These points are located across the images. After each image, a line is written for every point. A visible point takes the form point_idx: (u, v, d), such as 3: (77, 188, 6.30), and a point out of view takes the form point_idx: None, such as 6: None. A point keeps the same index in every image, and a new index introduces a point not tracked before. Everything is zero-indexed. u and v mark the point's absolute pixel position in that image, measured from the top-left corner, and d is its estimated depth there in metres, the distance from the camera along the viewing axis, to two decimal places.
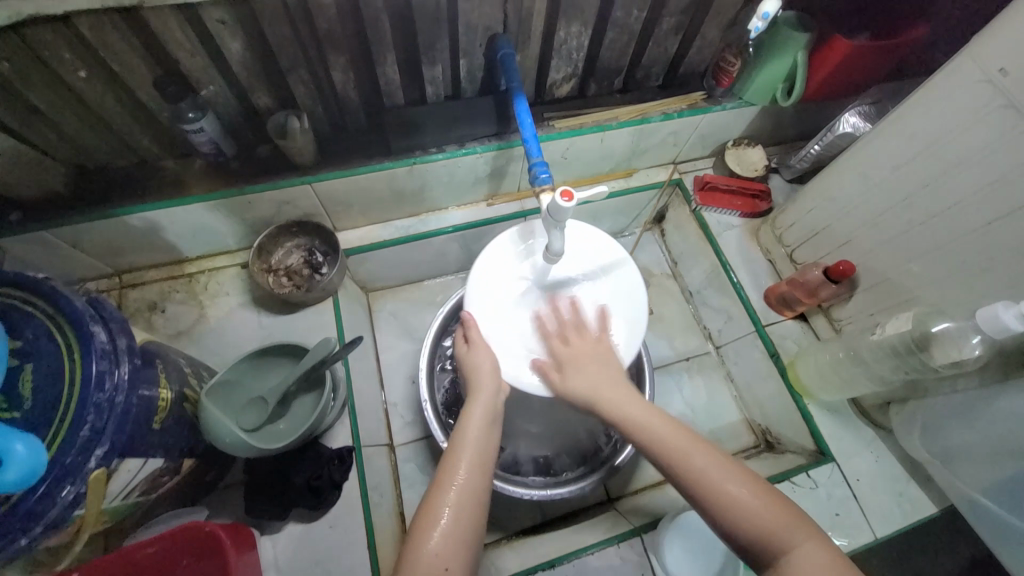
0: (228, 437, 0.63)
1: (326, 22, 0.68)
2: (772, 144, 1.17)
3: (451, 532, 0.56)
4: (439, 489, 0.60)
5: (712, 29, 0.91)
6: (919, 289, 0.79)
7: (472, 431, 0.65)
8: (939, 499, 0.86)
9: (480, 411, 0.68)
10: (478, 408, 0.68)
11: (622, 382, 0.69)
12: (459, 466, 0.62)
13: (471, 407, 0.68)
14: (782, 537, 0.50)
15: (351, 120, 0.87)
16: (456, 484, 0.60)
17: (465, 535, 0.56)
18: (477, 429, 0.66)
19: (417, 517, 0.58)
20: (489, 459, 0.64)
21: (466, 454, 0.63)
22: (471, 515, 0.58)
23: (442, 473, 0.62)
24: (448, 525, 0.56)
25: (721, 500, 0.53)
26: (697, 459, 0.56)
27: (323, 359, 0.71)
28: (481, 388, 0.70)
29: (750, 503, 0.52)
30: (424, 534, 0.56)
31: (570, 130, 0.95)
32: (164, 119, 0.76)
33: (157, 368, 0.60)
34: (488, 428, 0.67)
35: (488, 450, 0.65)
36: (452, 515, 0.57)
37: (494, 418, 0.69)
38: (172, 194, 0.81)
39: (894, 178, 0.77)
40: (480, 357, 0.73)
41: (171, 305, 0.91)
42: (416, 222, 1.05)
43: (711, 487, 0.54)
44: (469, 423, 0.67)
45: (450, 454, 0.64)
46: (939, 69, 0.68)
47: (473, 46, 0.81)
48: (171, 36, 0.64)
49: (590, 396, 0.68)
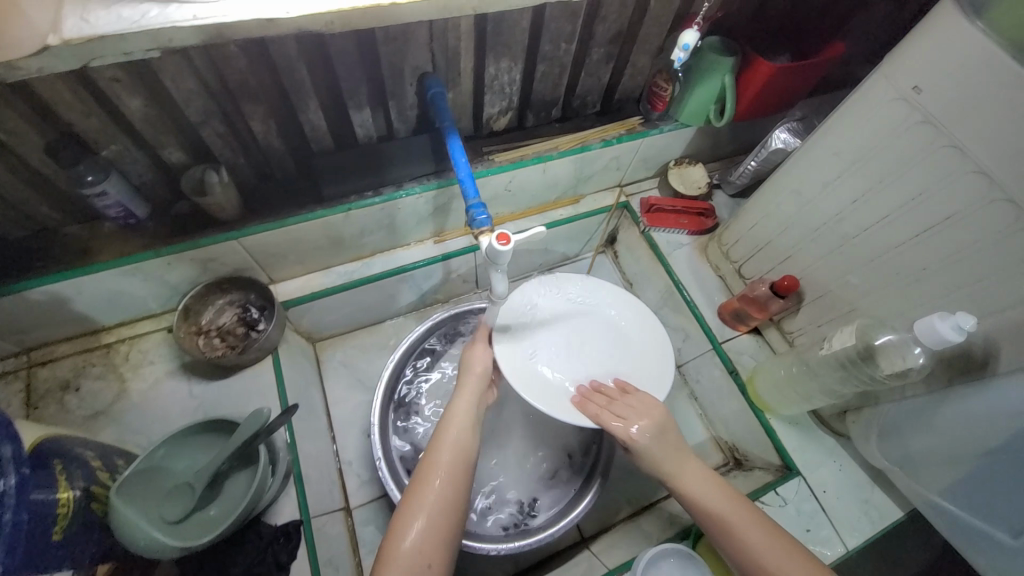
0: (144, 539, 0.57)
1: (237, 73, 0.65)
2: (711, 160, 1.19)
3: (427, 530, 0.61)
4: (420, 488, 0.64)
5: (641, 57, 0.93)
6: (859, 300, 0.81)
7: (452, 427, 0.71)
8: (902, 501, 0.87)
9: (463, 412, 0.73)
10: (461, 407, 0.73)
11: (683, 447, 0.73)
12: (436, 466, 0.66)
13: (458, 407, 0.73)
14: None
15: (279, 168, 0.82)
16: (434, 483, 0.64)
17: (438, 528, 0.61)
18: (458, 423, 0.71)
19: (395, 519, 0.62)
20: (466, 461, 0.68)
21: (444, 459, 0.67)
22: (444, 513, 0.63)
23: (421, 471, 0.66)
24: (423, 526, 0.61)
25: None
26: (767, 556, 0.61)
27: (259, 431, 0.67)
28: (466, 387, 0.76)
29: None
30: (400, 534, 0.60)
31: (511, 164, 0.94)
32: (62, 182, 0.69)
33: (55, 469, 0.55)
34: (470, 426, 0.72)
35: (469, 445, 0.70)
36: (428, 513, 0.62)
37: (473, 415, 0.73)
38: (78, 262, 0.74)
39: (824, 195, 0.79)
40: (476, 360, 0.80)
41: (87, 382, 0.82)
42: (360, 266, 1.00)
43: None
44: (450, 423, 0.71)
45: (430, 454, 0.68)
46: (854, 89, 0.70)
47: (402, 86, 0.79)
48: (59, 98, 0.59)
49: (660, 461, 0.71)
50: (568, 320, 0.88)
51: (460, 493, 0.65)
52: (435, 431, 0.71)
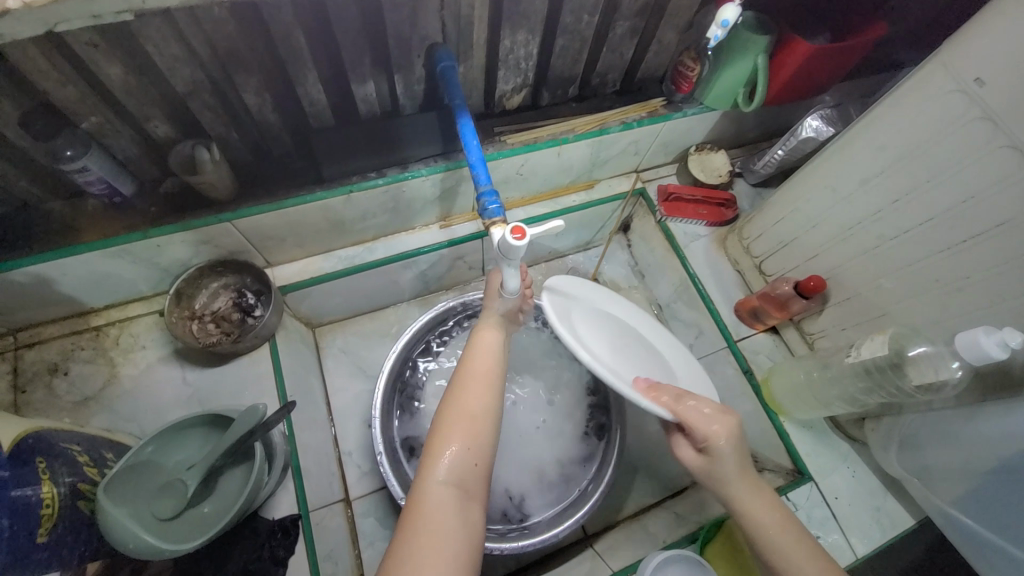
0: (133, 542, 0.54)
1: (227, 40, 0.59)
2: (734, 146, 1.13)
3: (464, 452, 0.57)
4: (457, 400, 0.62)
5: (668, 32, 0.86)
6: (890, 305, 0.76)
7: (480, 347, 0.68)
8: (915, 510, 0.84)
9: (489, 338, 0.70)
10: (485, 336, 0.70)
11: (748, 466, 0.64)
12: (469, 377, 0.64)
13: (481, 334, 0.71)
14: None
15: (275, 145, 0.77)
16: (471, 391, 0.62)
17: (480, 433, 0.59)
18: (485, 350, 0.68)
19: (434, 429, 0.60)
20: (497, 374, 0.66)
21: (477, 371, 0.65)
22: (480, 433, 0.59)
23: (454, 384, 0.64)
24: (460, 448, 0.57)
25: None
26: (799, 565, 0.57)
27: (253, 429, 0.63)
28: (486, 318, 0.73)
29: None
30: (435, 457, 0.57)
31: (524, 146, 0.88)
32: (40, 156, 0.64)
33: (38, 467, 0.53)
34: (496, 352, 0.69)
35: (498, 370, 0.67)
36: (467, 422, 0.60)
37: (501, 337, 0.72)
38: (59, 243, 0.69)
39: (862, 191, 0.74)
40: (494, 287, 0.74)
41: (76, 366, 0.79)
42: (362, 251, 0.96)
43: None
44: (479, 344, 0.69)
45: (460, 377, 0.65)
46: (907, 77, 0.64)
47: (409, 58, 0.72)
48: (29, 64, 0.53)
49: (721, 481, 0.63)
50: (604, 326, 0.83)
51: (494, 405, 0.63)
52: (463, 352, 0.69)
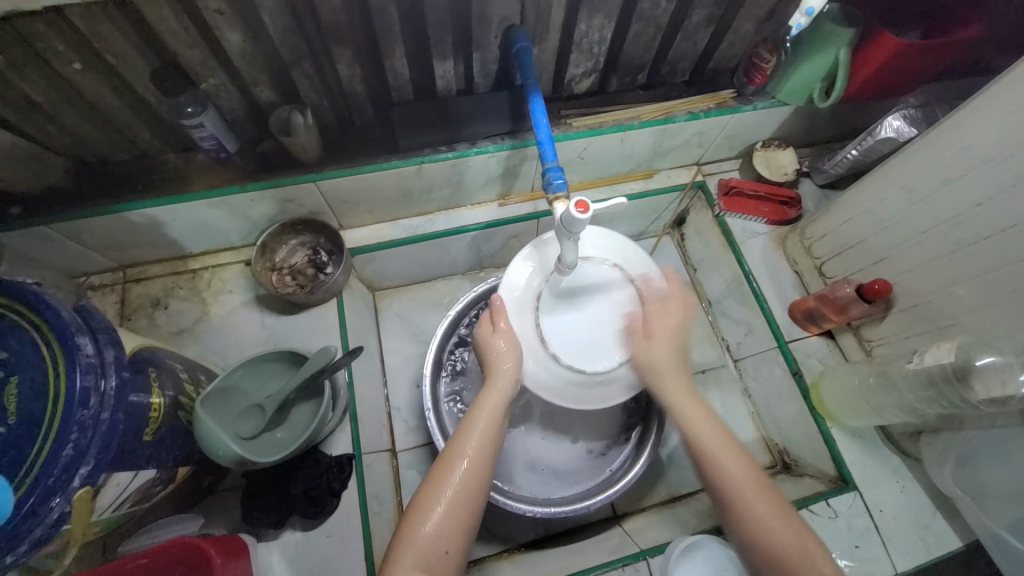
0: (221, 449, 0.63)
1: (329, 13, 0.65)
2: (803, 145, 1.09)
3: (445, 523, 0.58)
4: (447, 470, 0.60)
5: (746, 23, 0.85)
6: (962, 315, 0.73)
7: (484, 414, 0.65)
8: (966, 533, 0.80)
9: (494, 400, 0.67)
10: (494, 394, 0.67)
11: (686, 358, 0.72)
12: (465, 449, 0.62)
13: (487, 392, 0.67)
14: (795, 559, 0.57)
15: (358, 115, 0.83)
16: (461, 467, 0.61)
17: (462, 516, 0.58)
18: (489, 413, 0.65)
19: (422, 489, 0.60)
20: (491, 456, 0.63)
21: (474, 443, 0.62)
22: (463, 511, 0.59)
23: (447, 453, 0.62)
24: (442, 516, 0.58)
25: (752, 521, 0.60)
26: (731, 469, 0.62)
27: (323, 368, 0.70)
28: (500, 373, 0.69)
29: (771, 519, 0.60)
30: (419, 521, 0.57)
31: (589, 130, 0.90)
32: (164, 111, 0.73)
33: (150, 376, 0.60)
34: (498, 418, 0.66)
35: (497, 438, 0.65)
36: (452, 501, 0.59)
37: (508, 397, 0.68)
38: (172, 190, 0.78)
39: (942, 193, 0.71)
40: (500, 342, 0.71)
41: (174, 302, 0.89)
42: (424, 222, 1.01)
43: (748, 510, 0.60)
44: (481, 408, 0.66)
45: (457, 437, 0.64)
46: (1002, 74, 0.61)
47: (487, 38, 0.76)
48: (166, 26, 0.61)
49: (664, 372, 0.70)
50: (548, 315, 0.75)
51: (482, 485, 0.61)
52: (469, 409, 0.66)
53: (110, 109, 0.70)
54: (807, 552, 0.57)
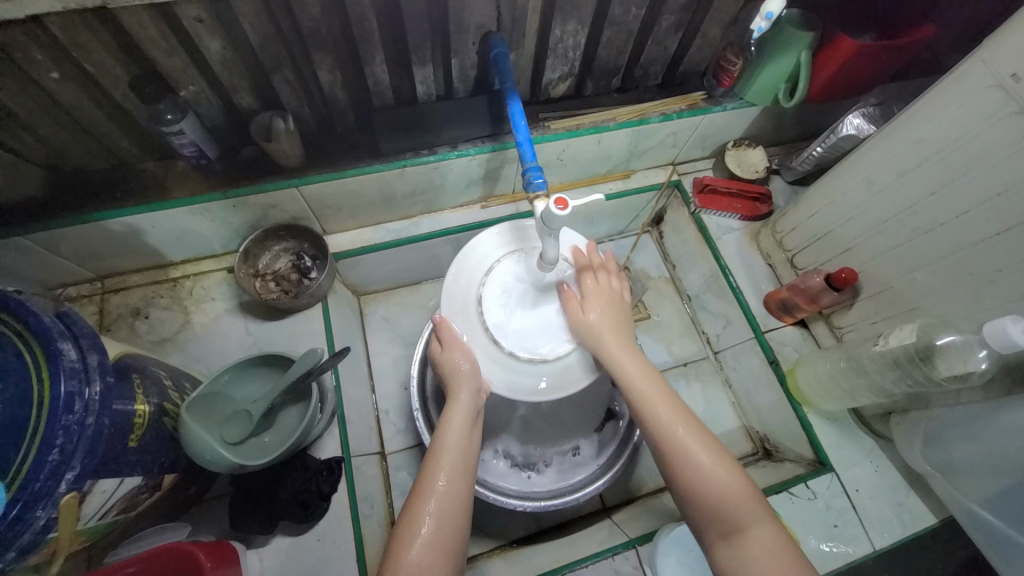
0: (209, 454, 0.62)
1: (309, 21, 0.66)
2: (772, 144, 1.14)
3: (432, 540, 0.58)
4: (422, 496, 0.61)
5: (714, 27, 0.89)
6: (923, 299, 0.78)
7: (452, 433, 0.66)
8: (939, 510, 0.83)
9: (460, 414, 0.67)
10: (457, 409, 0.68)
11: (624, 326, 0.72)
12: (439, 470, 0.63)
13: (452, 409, 0.68)
14: (739, 512, 0.58)
15: (340, 120, 0.84)
16: (437, 489, 0.61)
17: (443, 541, 0.58)
18: (456, 431, 0.66)
19: (403, 513, 0.61)
20: (468, 465, 0.65)
21: (452, 458, 0.64)
22: (451, 523, 0.59)
23: (424, 472, 0.63)
24: (430, 534, 0.58)
25: (695, 470, 0.60)
26: (679, 427, 0.63)
27: (310, 371, 0.70)
28: (461, 388, 0.69)
29: (715, 473, 0.60)
30: (404, 544, 0.57)
31: (566, 132, 0.92)
32: (143, 119, 0.73)
33: (133, 383, 0.59)
34: (467, 430, 0.67)
35: (468, 452, 0.66)
36: (433, 523, 0.59)
37: (469, 408, 0.68)
38: (152, 198, 0.78)
39: (898, 185, 0.76)
40: (457, 357, 0.70)
41: (155, 311, 0.88)
42: (408, 225, 1.02)
43: (684, 455, 0.61)
44: (449, 424, 0.67)
45: (428, 461, 0.65)
46: (947, 73, 0.66)
47: (465, 45, 0.78)
48: (145, 35, 0.61)
49: (599, 334, 0.69)
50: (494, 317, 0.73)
51: (463, 498, 0.62)
52: (438, 424, 0.67)
53: (87, 117, 0.70)
54: (740, 498, 0.58)
